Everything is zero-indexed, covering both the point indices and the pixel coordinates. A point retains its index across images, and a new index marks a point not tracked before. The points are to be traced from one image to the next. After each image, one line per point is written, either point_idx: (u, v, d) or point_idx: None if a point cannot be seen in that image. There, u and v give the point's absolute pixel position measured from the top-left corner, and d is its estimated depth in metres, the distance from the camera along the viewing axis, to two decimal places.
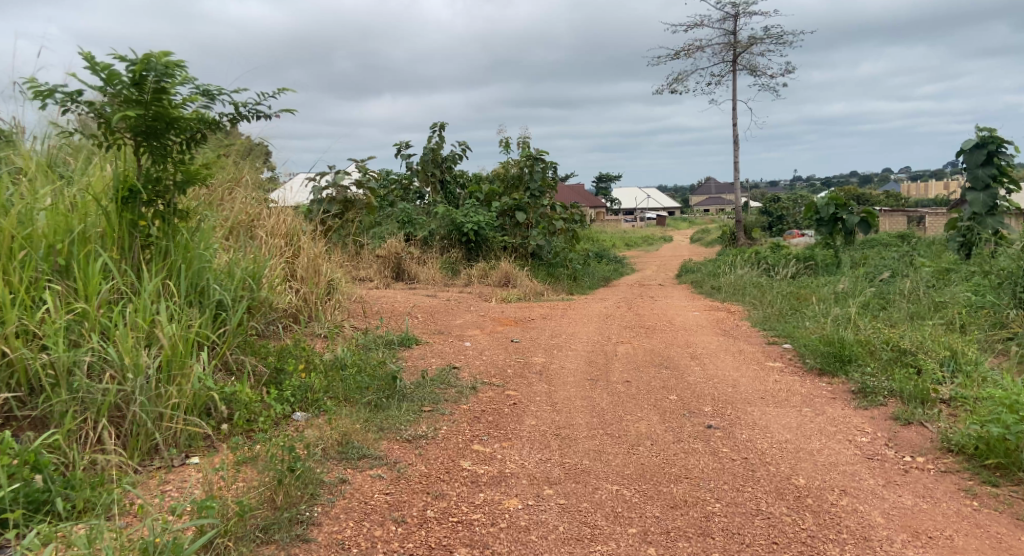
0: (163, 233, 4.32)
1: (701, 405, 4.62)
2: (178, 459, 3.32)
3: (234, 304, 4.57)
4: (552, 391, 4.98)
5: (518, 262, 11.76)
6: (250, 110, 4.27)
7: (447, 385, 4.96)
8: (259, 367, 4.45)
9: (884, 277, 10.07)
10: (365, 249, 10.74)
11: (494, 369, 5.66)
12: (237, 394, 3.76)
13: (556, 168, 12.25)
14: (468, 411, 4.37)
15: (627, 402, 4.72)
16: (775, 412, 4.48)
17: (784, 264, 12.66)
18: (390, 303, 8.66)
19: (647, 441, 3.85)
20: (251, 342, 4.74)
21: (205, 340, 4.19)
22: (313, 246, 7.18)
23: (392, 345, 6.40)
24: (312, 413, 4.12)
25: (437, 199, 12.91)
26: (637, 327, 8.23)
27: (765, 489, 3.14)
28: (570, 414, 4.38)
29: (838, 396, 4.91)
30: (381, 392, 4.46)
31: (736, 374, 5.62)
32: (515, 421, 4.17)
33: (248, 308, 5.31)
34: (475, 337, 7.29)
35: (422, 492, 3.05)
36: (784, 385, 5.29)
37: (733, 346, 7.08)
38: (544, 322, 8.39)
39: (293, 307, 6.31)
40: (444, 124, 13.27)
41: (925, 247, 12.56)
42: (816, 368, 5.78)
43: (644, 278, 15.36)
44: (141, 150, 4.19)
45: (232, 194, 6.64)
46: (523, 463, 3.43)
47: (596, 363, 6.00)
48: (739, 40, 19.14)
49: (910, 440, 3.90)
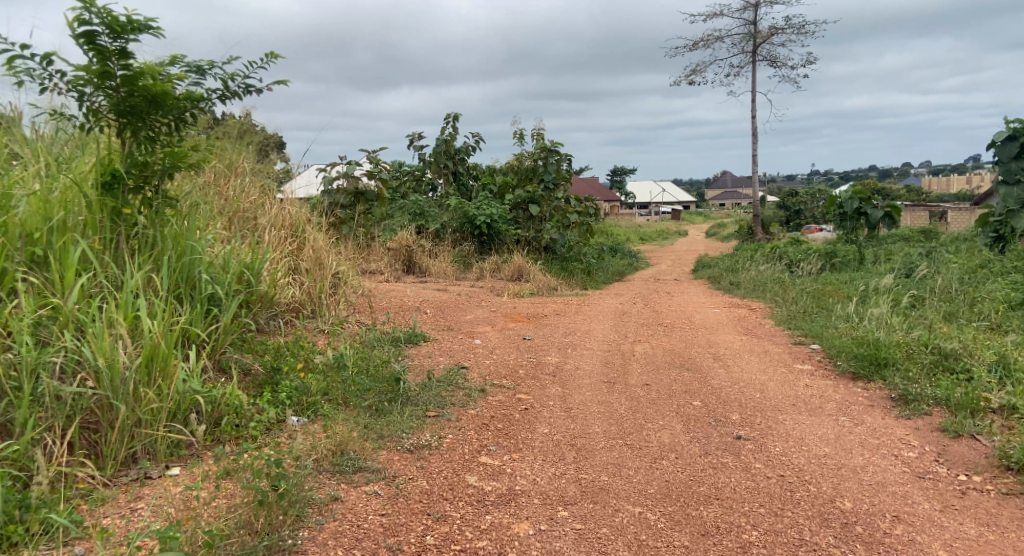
0: (150, 222, 4.00)
1: (728, 413, 4.28)
2: (155, 471, 2.98)
3: (228, 299, 4.23)
4: (567, 395, 4.66)
5: (532, 255, 11.40)
6: (238, 83, 3.96)
7: (455, 387, 4.66)
8: (253, 368, 4.17)
9: (913, 274, 9.66)
10: (376, 241, 10.45)
11: (505, 370, 5.33)
12: (228, 397, 3.42)
13: (571, 160, 11.87)
14: (476, 417, 4.04)
15: (647, 408, 4.39)
16: (808, 421, 4.14)
17: (806, 259, 12.25)
18: (399, 297, 8.34)
19: (672, 455, 3.50)
20: (246, 340, 4.45)
21: (194, 337, 3.85)
22: (319, 239, 6.89)
23: (397, 342, 6.10)
24: (307, 419, 3.80)
25: (449, 192, 12.59)
26: (655, 325, 7.88)
27: (807, 514, 2.81)
28: (587, 421, 4.04)
29: (877, 403, 4.57)
30: (383, 395, 4.16)
31: (763, 378, 5.26)
32: (526, 430, 3.83)
33: (245, 303, 5.06)
34: (485, 335, 6.97)
35: (422, 514, 2.74)
36: (815, 390, 4.93)
37: (757, 346, 6.71)
38: (558, 319, 8.04)
39: (295, 301, 6.01)
40: (456, 114, 12.95)
41: (953, 242, 12.16)
42: (850, 372, 5.42)
43: (659, 273, 14.96)
44: (126, 133, 3.89)
45: (231, 182, 6.37)
46: (535, 479, 3.10)
47: (613, 364, 5.66)
48: (759, 31, 18.70)
49: (962, 456, 3.57)
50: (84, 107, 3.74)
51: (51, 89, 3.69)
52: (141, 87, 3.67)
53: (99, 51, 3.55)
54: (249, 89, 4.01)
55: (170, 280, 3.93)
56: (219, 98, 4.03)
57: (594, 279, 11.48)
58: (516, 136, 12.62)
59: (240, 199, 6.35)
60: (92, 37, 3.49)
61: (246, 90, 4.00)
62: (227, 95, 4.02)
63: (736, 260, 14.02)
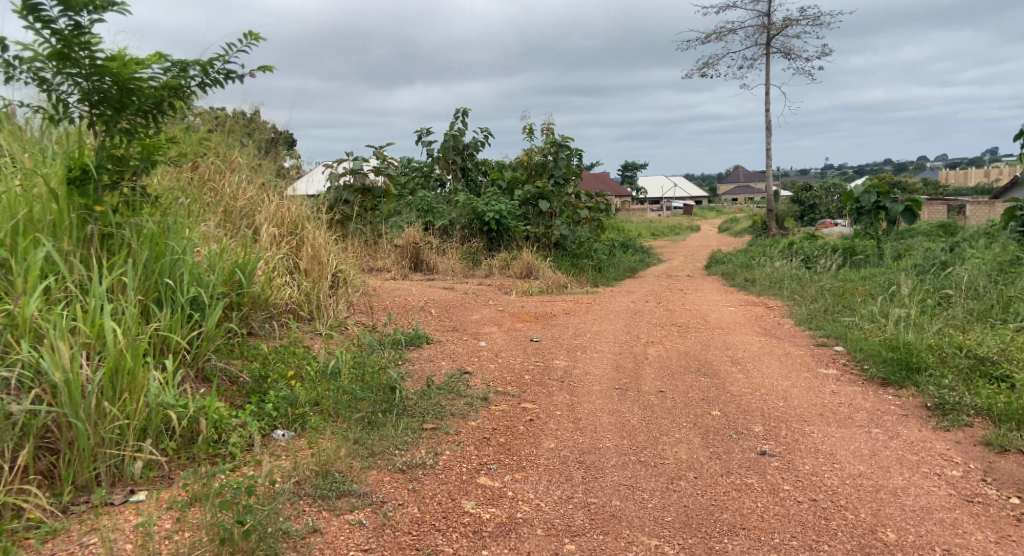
0: (124, 219, 3.69)
1: (750, 424, 3.96)
2: (119, 497, 2.69)
3: (213, 302, 3.93)
4: (576, 403, 4.35)
5: (542, 252, 11.08)
6: (217, 69, 3.63)
7: (455, 395, 4.37)
8: (240, 377, 3.90)
9: (937, 270, 9.30)
10: (383, 238, 10.16)
11: (510, 375, 5.03)
12: (207, 410, 3.11)
13: (581, 155, 11.53)
14: (477, 430, 3.73)
15: (662, 418, 4.07)
16: (838, 434, 3.82)
17: (824, 255, 11.88)
18: (404, 296, 8.05)
19: (690, 474, 3.18)
20: (233, 347, 4.17)
21: (174, 346, 3.57)
22: (319, 236, 6.61)
23: (399, 345, 5.81)
24: (296, 433, 3.52)
25: (458, 188, 12.30)
26: (669, 325, 7.55)
27: (845, 548, 2.53)
28: (597, 434, 3.73)
29: (912, 413, 4.25)
30: (377, 406, 3.87)
31: (785, 384, 4.94)
32: (531, 445, 3.52)
33: (234, 305, 4.80)
34: (491, 336, 6.68)
35: (410, 549, 2.47)
36: (843, 398, 4.60)
37: (777, 348, 6.37)
38: (568, 318, 7.74)
39: (293, 302, 5.72)
40: (465, 109, 12.64)
41: (977, 236, 11.77)
42: (879, 378, 5.09)
43: (671, 269, 14.60)
44: (98, 126, 3.60)
45: (228, 179, 6.11)
46: (539, 505, 2.81)
47: (625, 369, 5.35)
48: (773, 22, 18.29)
49: (1012, 475, 3.26)
50: (51, 98, 3.45)
51: (15, 80, 3.42)
52: (109, 73, 3.40)
53: (61, 34, 3.27)
54: (230, 76, 3.67)
55: (142, 282, 3.61)
56: (200, 87, 3.71)
57: (605, 276, 11.16)
58: (526, 131, 12.29)
59: (235, 196, 6.08)
60: (53, 18, 3.22)
61: (227, 77, 3.67)
62: (207, 83, 3.69)
63: (750, 256, 13.67)
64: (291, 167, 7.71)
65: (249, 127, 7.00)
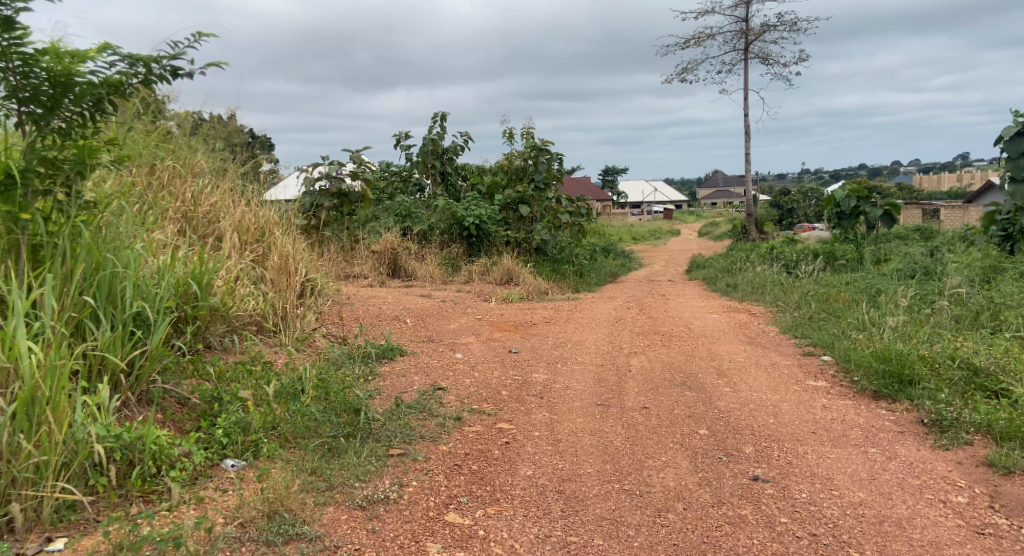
0: (57, 229, 3.42)
1: (740, 445, 3.72)
2: (35, 545, 2.48)
3: (159, 318, 3.70)
4: (556, 423, 4.08)
5: (522, 257, 10.82)
6: (163, 66, 3.30)
7: (427, 415, 4.09)
8: (190, 399, 3.67)
9: (919, 275, 9.18)
10: (360, 244, 9.82)
11: (486, 391, 4.75)
12: (143, 441, 2.91)
13: (562, 159, 11.31)
14: (448, 455, 3.46)
15: (647, 439, 3.81)
16: (834, 455, 3.58)
17: (805, 260, 11.73)
18: (378, 305, 7.75)
19: (679, 505, 2.94)
20: (179, 367, 3.91)
21: (113, 368, 3.37)
22: (287, 244, 6.29)
23: (370, 359, 5.50)
24: (249, 462, 3.24)
25: (437, 193, 11.99)
26: (652, 333, 7.31)
27: None
28: (578, 459, 3.47)
29: (908, 430, 4.03)
30: (339, 431, 3.59)
31: (774, 398, 4.71)
32: (505, 472, 3.25)
33: (181, 319, 4.47)
34: (468, 347, 6.39)
35: None
36: (836, 414, 4.37)
37: (763, 358, 6.14)
38: (549, 328, 7.46)
39: (257, 313, 5.38)
40: (444, 114, 12.37)
41: (957, 240, 11.72)
42: (870, 391, 4.87)
43: (653, 273, 14.39)
44: (28, 127, 3.28)
45: (190, 184, 5.78)
46: (513, 548, 2.61)
47: (607, 383, 5.08)
48: (750, 28, 18.25)
49: (1020, 500, 3.04)
50: None
51: None
52: (39, 67, 3.11)
53: None
54: (178, 74, 3.33)
55: (72, 300, 3.35)
56: (145, 84, 3.38)
57: (586, 281, 10.92)
58: (506, 135, 12.05)
59: (197, 202, 5.75)
60: None
61: (175, 74, 3.32)
62: (153, 80, 3.36)
63: (732, 260, 13.49)
64: (268, 174, 7.42)
65: (211, 129, 6.65)
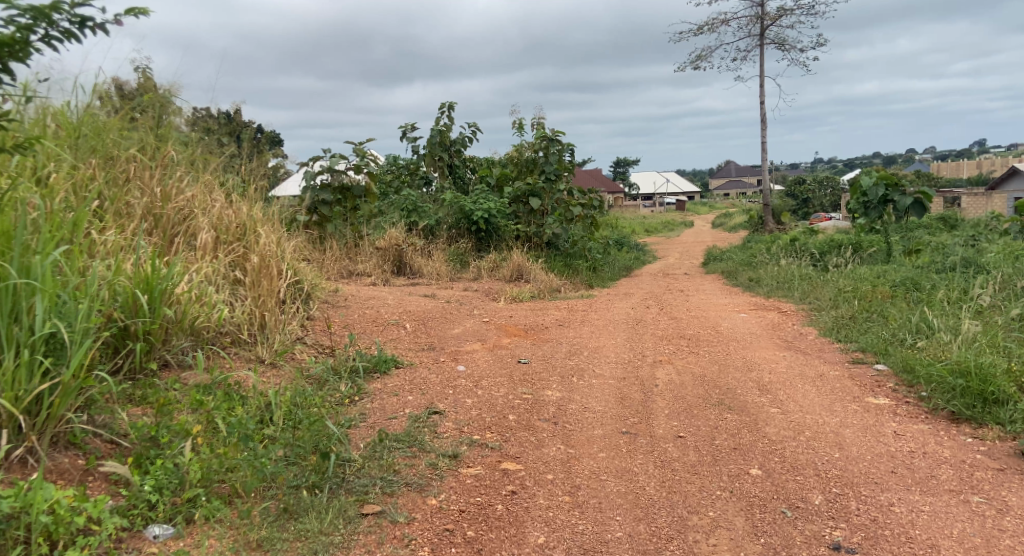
0: None
1: (807, 491, 2.96)
2: None
3: (80, 339, 2.98)
4: (576, 460, 3.34)
5: (533, 252, 10.04)
6: (67, 15, 2.58)
7: (419, 450, 3.35)
8: (123, 440, 2.94)
9: (966, 266, 8.37)
10: (363, 240, 9.09)
11: (491, 415, 4.01)
12: (30, 512, 2.23)
13: (573, 150, 10.52)
14: (441, 513, 2.74)
15: (691, 483, 3.06)
16: (929, 506, 2.83)
17: (835, 250, 10.89)
18: (375, 307, 6.98)
19: None
20: (111, 398, 3.18)
21: (8, 405, 2.66)
22: (270, 242, 5.54)
23: (358, 374, 4.75)
24: (180, 530, 2.54)
25: (445, 187, 11.23)
26: (678, 338, 6.53)
27: None
28: (603, 516, 2.74)
29: (1011, 467, 3.27)
30: (303, 480, 2.86)
31: (835, 422, 3.94)
32: (509, 541, 2.56)
33: (125, 335, 3.74)
34: (472, 356, 5.64)
35: None
36: (915, 442, 3.61)
37: (809, 368, 5.33)
38: (562, 332, 6.67)
39: (230, 322, 4.64)
40: (450, 104, 11.60)
41: (999, 228, 10.86)
42: (948, 412, 4.09)
43: (670, 267, 13.56)
44: None
45: (156, 175, 4.99)
46: None
47: (633, 404, 4.30)
48: (766, 13, 17.43)
49: None
50: None
51: None
52: None
53: None
54: (87, 25, 2.63)
55: None
56: (47, 41, 2.67)
57: (600, 277, 10.15)
58: (515, 126, 11.32)
59: (168, 197, 4.95)
60: None
61: (82, 25, 2.62)
62: (55, 35, 2.66)
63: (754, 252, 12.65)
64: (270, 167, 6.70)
65: (195, 118, 5.87)
